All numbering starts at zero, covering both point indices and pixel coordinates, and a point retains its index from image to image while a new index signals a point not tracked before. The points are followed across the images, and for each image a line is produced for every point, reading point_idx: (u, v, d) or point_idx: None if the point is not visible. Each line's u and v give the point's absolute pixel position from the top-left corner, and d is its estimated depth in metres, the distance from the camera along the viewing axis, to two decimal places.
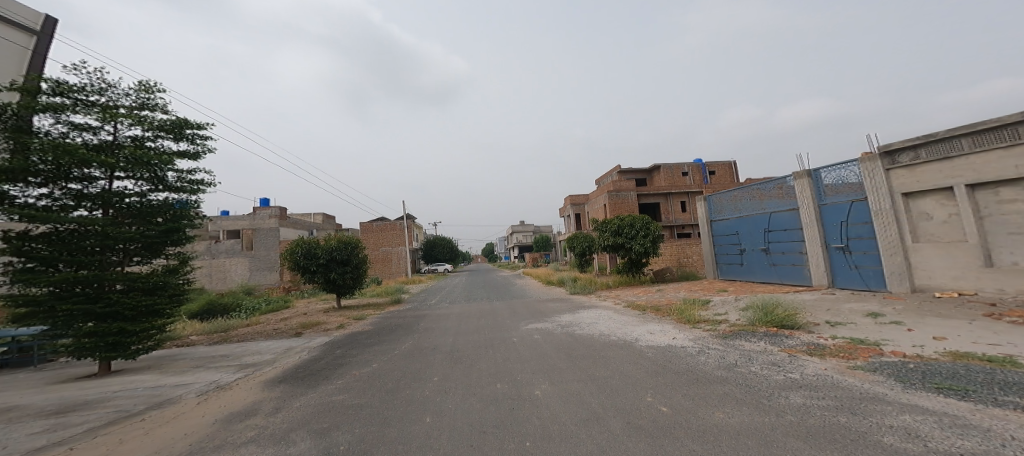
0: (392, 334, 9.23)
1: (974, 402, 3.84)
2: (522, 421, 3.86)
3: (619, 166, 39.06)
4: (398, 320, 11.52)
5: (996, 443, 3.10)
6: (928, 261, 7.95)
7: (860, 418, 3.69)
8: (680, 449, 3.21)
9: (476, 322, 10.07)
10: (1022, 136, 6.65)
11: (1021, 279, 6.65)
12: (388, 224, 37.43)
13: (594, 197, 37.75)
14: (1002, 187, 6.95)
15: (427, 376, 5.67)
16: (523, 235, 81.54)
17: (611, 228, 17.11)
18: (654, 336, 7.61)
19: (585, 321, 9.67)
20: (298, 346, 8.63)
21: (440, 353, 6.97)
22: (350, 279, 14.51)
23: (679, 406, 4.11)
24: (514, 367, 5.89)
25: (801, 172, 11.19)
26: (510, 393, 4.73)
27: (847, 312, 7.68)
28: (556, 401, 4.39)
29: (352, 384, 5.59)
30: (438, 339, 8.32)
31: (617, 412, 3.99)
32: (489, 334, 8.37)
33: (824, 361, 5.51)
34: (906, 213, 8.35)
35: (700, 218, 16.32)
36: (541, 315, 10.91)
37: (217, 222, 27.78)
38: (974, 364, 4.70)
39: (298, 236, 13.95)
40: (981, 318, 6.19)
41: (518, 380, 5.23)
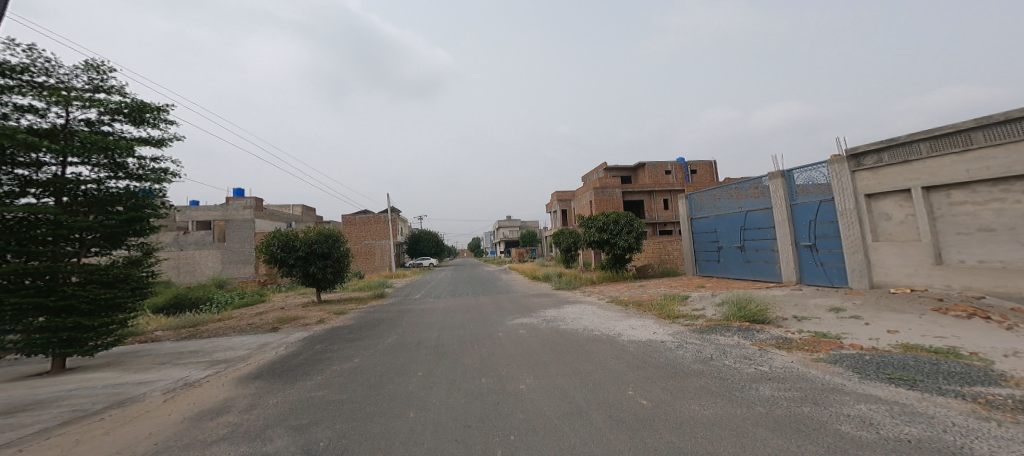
0: (374, 329, 9.19)
1: (921, 391, 4.15)
2: (507, 415, 3.96)
3: (604, 163, 39.34)
4: (380, 315, 11.45)
5: (939, 429, 3.37)
6: (887, 259, 8.43)
7: (821, 408, 3.94)
8: (659, 440, 3.37)
9: (462, 317, 10.12)
10: (973, 142, 7.06)
11: (965, 277, 7.13)
12: (371, 217, 36.65)
13: (580, 194, 38.14)
14: (953, 190, 7.39)
15: (412, 370, 5.72)
16: (509, 230, 81.38)
17: (596, 224, 17.37)
18: (636, 331, 7.84)
19: (569, 316, 9.85)
20: (275, 341, 8.49)
21: (425, 348, 7.00)
22: (331, 273, 14.25)
23: (658, 399, 4.29)
24: (498, 361, 5.98)
25: (776, 172, 11.63)
26: (494, 387, 4.82)
27: (812, 307, 8.09)
28: (539, 395, 4.50)
29: (333, 380, 5.57)
30: (423, 333, 8.35)
31: (599, 405, 4.15)
32: (475, 329, 8.43)
33: (791, 354, 5.81)
34: (869, 213, 8.82)
35: (681, 215, 16.72)
36: (525, 310, 11.02)
37: (186, 212, 26.73)
38: (924, 356, 5.03)
39: (275, 228, 13.63)
40: (929, 313, 6.63)
41: (503, 375, 5.32)
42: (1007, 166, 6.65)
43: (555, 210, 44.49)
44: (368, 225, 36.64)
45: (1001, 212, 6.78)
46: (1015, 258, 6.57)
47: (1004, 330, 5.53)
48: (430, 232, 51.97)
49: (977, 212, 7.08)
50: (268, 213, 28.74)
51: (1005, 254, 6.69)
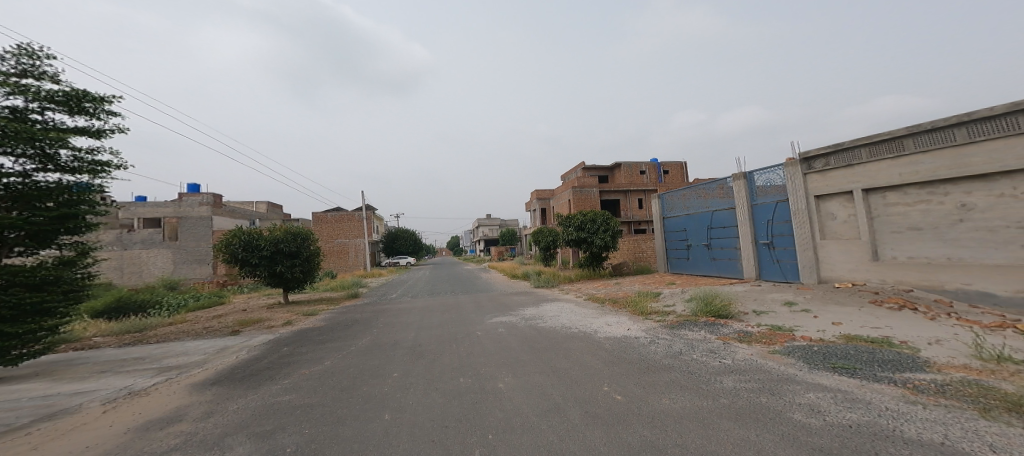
0: (347, 330, 8.95)
1: (861, 378, 4.45)
2: (485, 415, 3.96)
3: (581, 162, 39.83)
4: (353, 315, 11.15)
5: (875, 414, 3.63)
6: (832, 256, 8.98)
7: (777, 397, 4.17)
8: (633, 434, 3.45)
9: (440, 317, 10.01)
10: (905, 148, 7.61)
11: (896, 271, 7.70)
12: (343, 214, 35.62)
13: (559, 193, 38.52)
14: (887, 192, 7.95)
15: (386, 371, 5.62)
16: (488, 229, 81.13)
17: (574, 223, 17.60)
18: (612, 327, 8.02)
19: (548, 314, 9.93)
20: (235, 345, 8.13)
21: (401, 348, 6.90)
22: (300, 272, 13.75)
23: (631, 393, 4.40)
24: (476, 360, 5.96)
25: (739, 173, 12.12)
26: (472, 387, 4.80)
27: (769, 301, 8.54)
28: (517, 394, 4.52)
29: (300, 383, 5.40)
30: (399, 333, 8.21)
31: (576, 402, 4.21)
32: (453, 329, 8.35)
33: (751, 347, 6.10)
34: (818, 213, 9.36)
35: (653, 214, 17.16)
36: (503, 308, 11.03)
37: (130, 209, 25.03)
38: (858, 347, 5.39)
39: (235, 225, 12.94)
40: (867, 305, 7.14)
41: (481, 374, 5.31)
42: (932, 171, 7.18)
43: (534, 209, 44.77)
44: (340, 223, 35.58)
45: (926, 212, 7.31)
46: (936, 253, 7.15)
47: (928, 320, 6.03)
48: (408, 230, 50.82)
49: (906, 212, 7.62)
50: (228, 210, 27.41)
51: (929, 251, 7.24)
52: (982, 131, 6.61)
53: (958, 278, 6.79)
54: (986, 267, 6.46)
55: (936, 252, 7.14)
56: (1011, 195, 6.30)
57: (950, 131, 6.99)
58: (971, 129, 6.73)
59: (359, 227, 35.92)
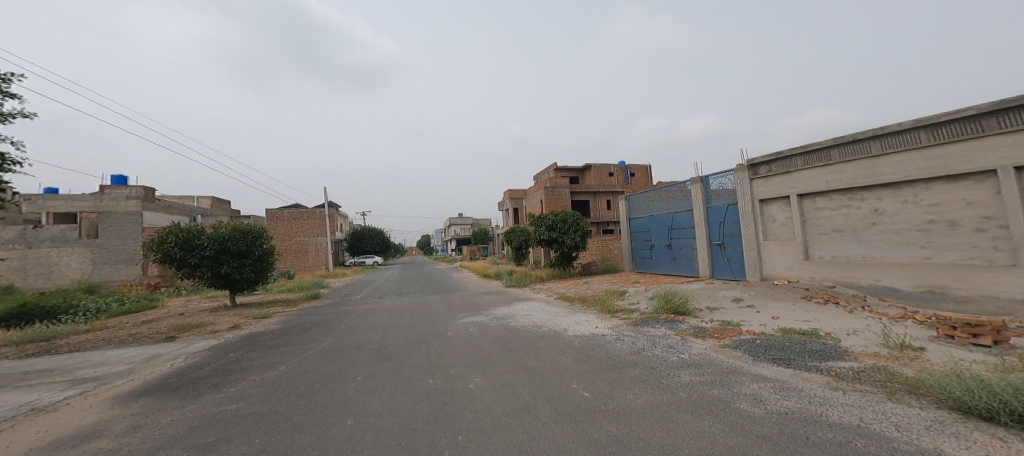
0: (305, 333, 8.67)
1: (795, 368, 4.86)
2: (455, 416, 3.98)
3: (553, 163, 40.25)
4: (312, 317, 10.77)
5: (807, 401, 3.99)
6: (772, 256, 9.68)
7: (727, 389, 4.47)
8: (600, 430, 3.59)
9: (409, 317, 9.87)
10: (831, 158, 8.36)
11: (823, 269, 8.43)
12: (306, 211, 34.27)
13: (532, 193, 38.83)
14: (817, 197, 8.67)
15: (350, 375, 5.50)
16: (459, 228, 80.35)
17: (545, 223, 17.84)
18: (581, 325, 8.25)
19: (518, 313, 10.03)
20: (169, 353, 7.64)
21: (366, 351, 6.76)
22: (250, 273, 13.05)
23: (598, 390, 4.58)
24: (447, 361, 5.96)
25: (696, 177, 12.73)
26: (442, 388, 4.80)
27: (720, 298, 9.10)
28: (488, 394, 4.58)
29: (247, 390, 5.19)
30: (363, 335, 8.04)
31: (546, 400, 4.32)
32: (423, 329, 8.28)
33: (704, 342, 6.46)
34: (762, 216, 10.05)
35: (620, 215, 17.69)
36: (474, 308, 11.04)
37: (36, 202, 22.68)
38: (789, 339, 5.89)
39: (171, 222, 12.13)
40: (800, 300, 7.78)
41: (451, 374, 5.33)
42: (851, 179, 7.94)
43: (507, 208, 44.83)
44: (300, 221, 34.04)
45: (847, 215, 8.06)
46: (854, 253, 7.90)
47: (846, 313, 6.68)
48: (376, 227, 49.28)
49: (832, 216, 8.37)
50: (163, 205, 25.55)
51: (849, 250, 7.98)
52: (893, 144, 7.33)
53: (871, 275, 7.55)
54: (892, 265, 7.21)
55: (854, 252, 7.89)
56: (912, 202, 7.07)
57: (866, 144, 7.75)
58: (882, 142, 7.51)
59: (321, 225, 34.49)
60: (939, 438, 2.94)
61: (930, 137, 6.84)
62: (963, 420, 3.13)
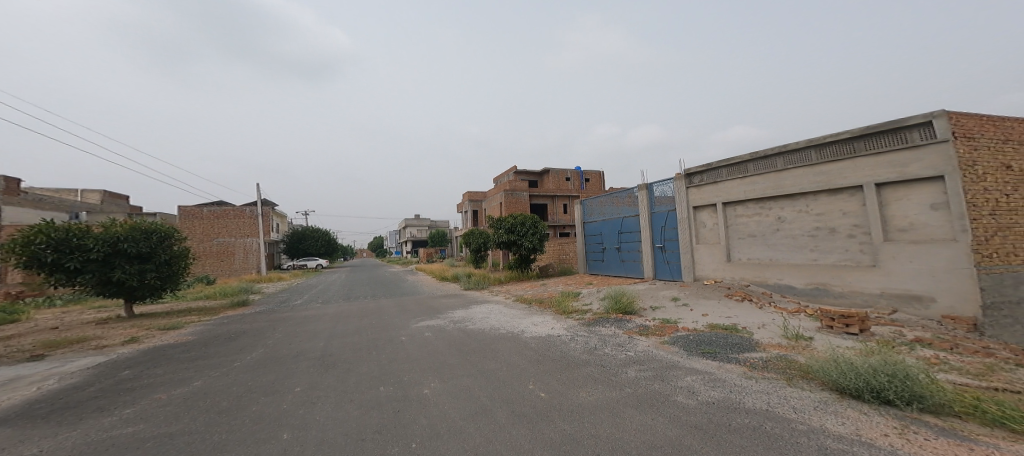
0: (229, 344, 8.10)
1: (721, 360, 5.33)
2: (408, 423, 3.92)
3: (513, 166, 40.68)
4: (240, 326, 10.07)
5: (728, 390, 4.41)
6: (702, 258, 10.50)
7: (667, 383, 4.81)
8: (555, 429, 3.70)
9: (358, 323, 9.55)
10: (748, 171, 9.27)
11: (740, 270, 9.31)
12: (229, 210, 31.77)
13: (491, 195, 38.88)
14: (737, 205, 9.55)
15: (287, 387, 5.25)
16: (414, 230, 78.43)
17: (504, 225, 17.99)
18: (538, 326, 8.44)
19: (476, 316, 10.04)
20: (37, 373, 6.73)
21: (306, 360, 6.47)
22: (152, 279, 11.69)
23: (554, 389, 4.74)
24: (400, 367, 5.85)
25: (643, 184, 13.44)
26: (395, 395, 4.71)
27: (661, 297, 9.73)
28: (444, 398, 4.53)
29: (150, 410, 4.74)
30: (304, 343, 7.69)
31: (503, 403, 4.37)
32: (374, 335, 8.07)
33: (647, 339, 6.88)
34: (694, 221, 10.86)
35: (576, 218, 18.19)
36: (432, 311, 11.01)
37: None
38: (713, 334, 6.46)
39: (42, 220, 10.36)
40: (724, 298, 8.53)
41: (406, 380, 5.25)
42: (761, 190, 8.86)
43: (469, 210, 44.38)
44: (221, 220, 31.50)
45: (759, 222, 8.95)
46: (763, 255, 8.82)
47: (759, 309, 7.45)
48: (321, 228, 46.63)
49: (747, 222, 9.25)
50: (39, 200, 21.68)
51: (761, 253, 8.88)
52: (792, 160, 8.32)
53: (774, 275, 8.50)
54: (794, 266, 8.13)
55: (763, 255, 8.81)
56: (804, 211, 8.06)
57: (774, 160, 8.70)
58: (785, 159, 8.47)
59: (252, 225, 32.13)
60: (824, 417, 3.40)
61: (819, 155, 7.84)
62: (840, 400, 3.65)
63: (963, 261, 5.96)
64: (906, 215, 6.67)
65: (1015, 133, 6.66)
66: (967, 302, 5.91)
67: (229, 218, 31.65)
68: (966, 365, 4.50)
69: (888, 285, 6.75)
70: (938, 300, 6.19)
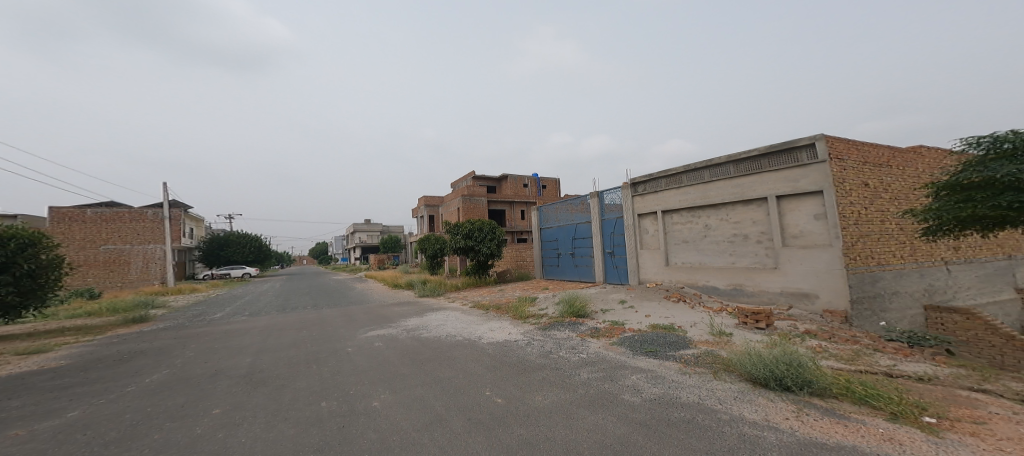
0: (127, 365, 7.13)
1: (660, 358, 5.68)
2: (356, 438, 3.77)
3: (471, 172, 40.48)
4: (132, 347, 8.87)
5: (667, 385, 4.71)
6: (646, 262, 11.09)
7: (616, 382, 5.04)
8: (510, 434, 3.71)
9: (298, 335, 9.01)
10: (680, 182, 9.98)
11: (676, 274, 9.99)
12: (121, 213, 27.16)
13: (448, 201, 38.39)
14: (672, 214, 10.22)
15: (204, 410, 4.78)
16: (364, 235, 75.52)
17: (461, 231, 17.85)
18: (495, 332, 8.48)
19: (431, 324, 9.86)
20: None
21: (228, 379, 5.96)
22: (10, 294, 9.51)
23: (510, 395, 4.79)
24: (347, 379, 5.66)
25: (594, 192, 13.94)
26: (341, 410, 4.52)
27: (610, 300, 10.19)
28: (394, 410, 4.41)
29: (5, 449, 3.95)
30: (230, 360, 7.12)
31: (459, 410, 4.32)
32: (318, 347, 7.71)
33: (598, 340, 7.18)
34: (638, 228, 11.47)
35: (533, 224, 18.46)
36: (382, 320, 10.71)
37: None
38: (653, 333, 6.90)
39: None
40: (664, 299, 9.08)
41: (353, 393, 5.08)
42: (691, 201, 9.60)
43: (424, 215, 43.43)
44: (113, 224, 26.79)
45: (690, 229, 9.67)
46: (695, 259, 9.52)
47: (692, 309, 8.05)
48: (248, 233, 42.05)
49: (680, 230, 9.96)
50: None
51: (692, 257, 9.59)
52: (715, 174, 9.11)
53: (704, 277, 9.22)
54: (719, 269, 8.87)
55: (694, 259, 9.53)
56: (727, 220, 8.86)
57: (701, 173, 9.45)
58: (711, 173, 9.23)
59: (157, 229, 28.05)
60: (742, 406, 3.75)
61: (736, 169, 8.70)
62: (755, 389, 4.04)
63: (837, 263, 7.07)
64: (795, 225, 7.76)
65: (872, 155, 7.97)
66: (839, 297, 7.04)
67: (125, 222, 27.20)
68: (840, 352, 5.28)
69: (785, 285, 7.76)
70: (820, 296, 7.28)
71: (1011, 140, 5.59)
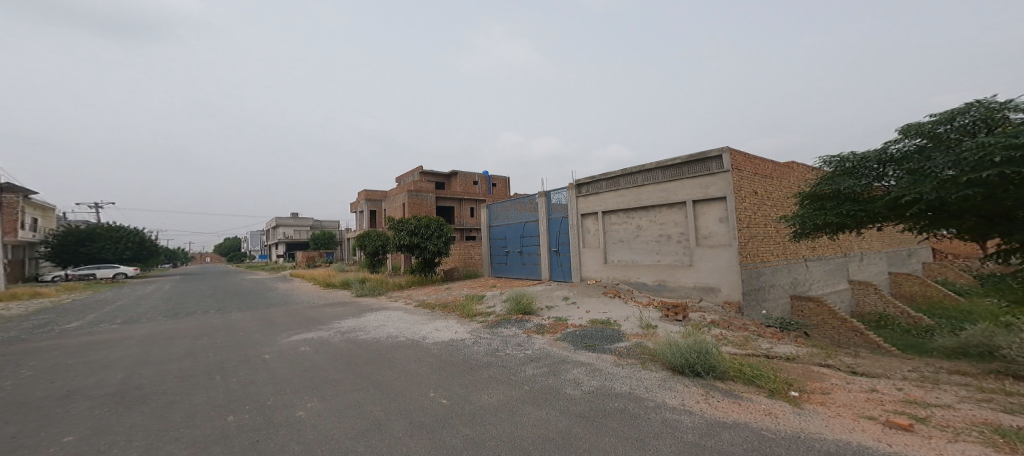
0: None
1: (599, 351, 5.98)
2: (278, 449, 3.55)
3: (419, 166, 39.53)
4: None
5: (603, 377, 4.98)
6: (587, 260, 11.54)
7: (560, 377, 5.22)
8: (456, 436, 3.71)
9: (214, 342, 8.20)
10: (619, 185, 10.48)
11: (612, 271, 10.54)
12: None
13: (394, 196, 37.17)
14: (610, 214, 10.72)
15: (49, 438, 3.83)
16: (299, 230, 70.89)
17: (406, 227, 17.42)
18: (441, 332, 8.40)
19: (370, 325, 9.53)
20: None
21: (88, 400, 4.94)
22: None
23: (455, 395, 4.80)
24: (261, 389, 5.20)
25: (542, 192, 14.22)
26: (259, 420, 4.20)
27: (554, 296, 10.52)
28: (323, 418, 4.21)
29: None
30: (98, 375, 6.01)
31: (400, 414, 4.26)
32: (240, 353, 7.11)
33: (543, 337, 7.38)
34: (580, 228, 11.90)
35: (482, 222, 18.44)
36: (313, 322, 10.10)
37: None
38: (592, 328, 7.21)
39: None
40: (603, 295, 9.52)
41: (271, 404, 4.67)
42: (626, 203, 10.14)
43: (366, 210, 41.61)
44: None
45: (626, 229, 10.23)
46: (629, 257, 10.10)
47: (627, 304, 8.55)
48: (118, 224, 35.23)
49: (617, 229, 10.50)
50: None
51: (626, 255, 10.19)
52: (647, 178, 9.70)
53: (637, 275, 9.81)
54: (649, 267, 9.52)
55: (629, 257, 10.11)
56: (655, 222, 9.49)
57: (636, 177, 10.00)
58: (644, 177, 9.78)
59: None
60: (665, 393, 4.07)
61: (664, 174, 9.32)
62: (674, 376, 4.40)
63: (734, 261, 8.02)
64: (706, 226, 8.53)
65: (760, 167, 9.00)
66: (734, 290, 8.02)
67: None
68: (734, 338, 5.94)
69: (697, 280, 8.56)
70: (721, 290, 8.18)
71: (849, 161, 6.65)
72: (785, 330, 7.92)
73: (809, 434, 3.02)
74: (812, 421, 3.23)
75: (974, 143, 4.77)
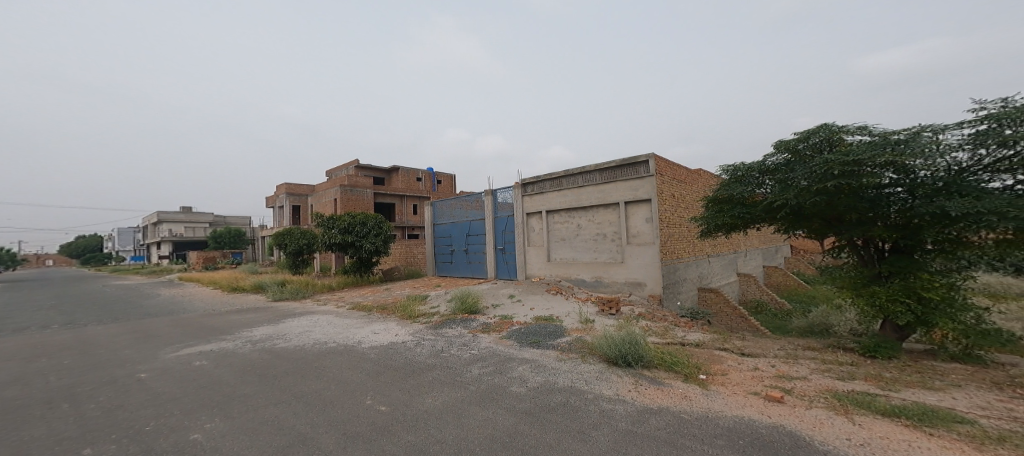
0: None
1: (543, 347, 6.15)
2: None
3: (356, 161, 37.89)
4: None
5: (546, 373, 5.14)
6: (532, 258, 11.78)
7: (505, 375, 5.30)
8: (396, 443, 3.66)
9: (108, 359, 7.24)
10: (560, 185, 10.81)
11: (554, 268, 10.87)
12: None
13: (325, 191, 35.17)
14: (553, 214, 11.03)
15: None
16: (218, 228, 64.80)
17: (340, 225, 16.62)
18: (380, 335, 8.15)
19: (290, 332, 8.98)
20: None
21: None
22: None
23: (396, 401, 4.70)
24: (152, 412, 4.65)
25: (488, 190, 14.26)
26: (144, 448, 3.78)
27: (500, 294, 10.64)
28: (227, 440, 3.89)
29: None
30: None
31: (332, 426, 4.11)
32: (145, 371, 6.40)
33: (489, 335, 7.45)
34: (525, 226, 12.10)
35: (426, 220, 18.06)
36: (221, 333, 9.24)
37: None
38: (535, 324, 7.42)
39: None
40: (547, 292, 9.79)
41: (152, 429, 4.20)
42: (566, 203, 10.50)
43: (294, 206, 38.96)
44: None
45: (566, 228, 10.60)
46: (569, 255, 10.47)
47: (568, 300, 8.87)
48: None
49: (558, 228, 10.85)
50: None
51: (566, 253, 10.56)
52: (586, 180, 10.10)
53: (576, 272, 10.21)
54: (587, 264, 9.95)
55: (569, 255, 10.48)
56: (592, 221, 9.94)
57: (576, 178, 10.38)
58: (583, 178, 10.17)
59: None
60: (599, 385, 4.30)
61: (600, 177, 9.76)
62: (609, 367, 4.68)
63: (655, 258, 8.67)
64: (635, 226, 9.10)
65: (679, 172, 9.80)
66: (656, 284, 8.68)
67: None
68: (656, 329, 6.41)
69: (627, 276, 9.12)
70: (647, 284, 8.80)
71: (739, 169, 7.14)
72: (694, 319, 8.72)
73: (714, 413, 3.35)
74: (716, 400, 3.59)
75: (820, 159, 5.62)
